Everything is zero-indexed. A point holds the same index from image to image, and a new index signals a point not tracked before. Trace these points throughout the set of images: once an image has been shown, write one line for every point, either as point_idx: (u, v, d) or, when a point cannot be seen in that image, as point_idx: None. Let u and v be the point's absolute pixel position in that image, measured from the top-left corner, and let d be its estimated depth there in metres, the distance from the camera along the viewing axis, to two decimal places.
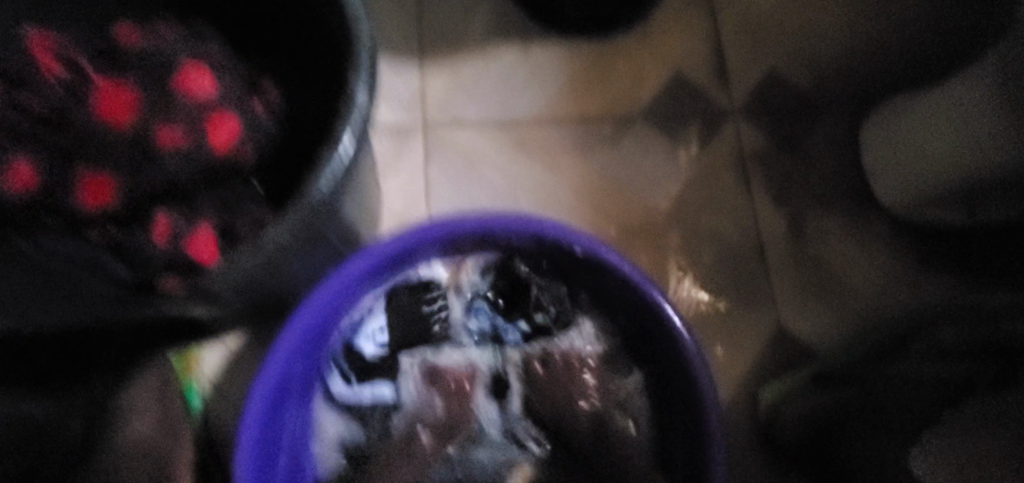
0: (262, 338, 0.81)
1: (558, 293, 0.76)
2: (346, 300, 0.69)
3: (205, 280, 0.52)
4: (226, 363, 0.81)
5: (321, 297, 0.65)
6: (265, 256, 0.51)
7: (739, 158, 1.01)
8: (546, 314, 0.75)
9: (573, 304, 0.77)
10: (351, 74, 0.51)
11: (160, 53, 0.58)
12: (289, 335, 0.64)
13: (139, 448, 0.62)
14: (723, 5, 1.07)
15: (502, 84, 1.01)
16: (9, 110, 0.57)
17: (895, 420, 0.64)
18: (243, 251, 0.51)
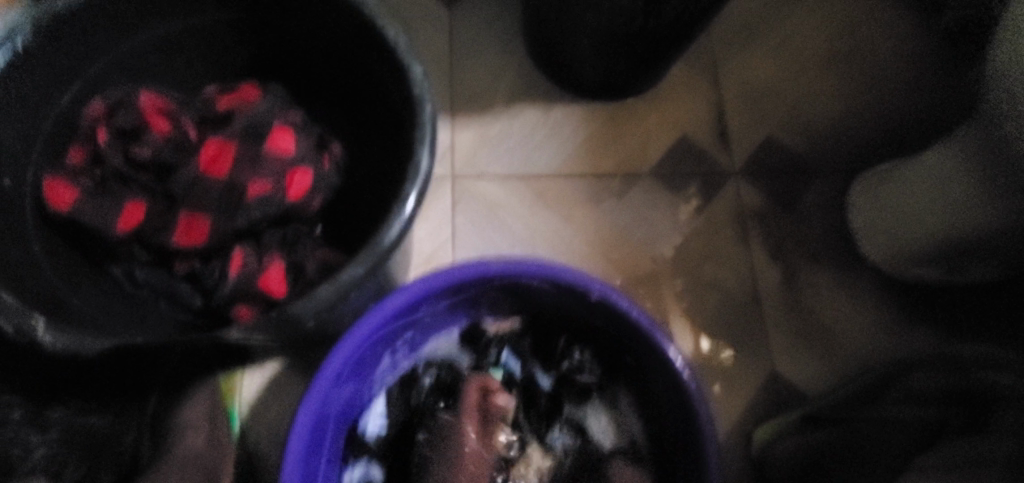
0: (303, 366, 0.88)
1: (579, 348, 0.85)
2: (383, 332, 0.77)
3: (281, 311, 0.56)
4: (265, 388, 0.88)
5: (362, 329, 0.72)
6: (335, 294, 0.56)
7: (740, 215, 1.10)
8: (575, 361, 0.85)
9: (594, 356, 0.85)
10: (415, 143, 0.58)
11: (255, 116, 0.64)
12: (332, 361, 0.71)
13: (190, 458, 0.66)
14: (726, 78, 1.18)
15: (524, 142, 1.12)
16: (118, 155, 0.63)
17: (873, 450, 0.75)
18: (321, 283, 0.56)
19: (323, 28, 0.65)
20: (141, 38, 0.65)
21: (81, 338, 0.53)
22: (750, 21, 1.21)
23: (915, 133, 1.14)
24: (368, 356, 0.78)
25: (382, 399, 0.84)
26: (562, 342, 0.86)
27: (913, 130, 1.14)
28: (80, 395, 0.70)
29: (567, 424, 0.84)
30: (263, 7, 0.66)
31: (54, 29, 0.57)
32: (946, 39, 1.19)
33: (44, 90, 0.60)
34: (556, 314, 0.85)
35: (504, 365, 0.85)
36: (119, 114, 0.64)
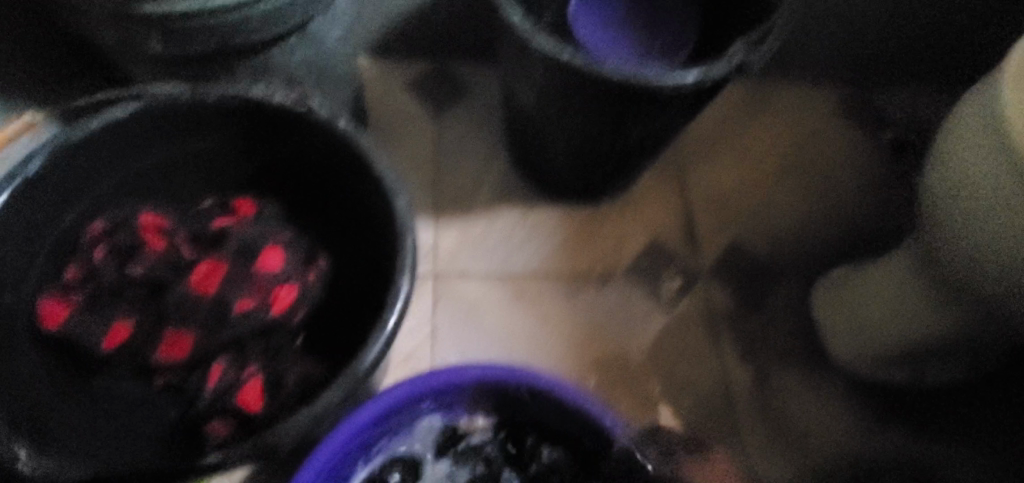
0: (275, 472, 0.87)
1: (550, 449, 0.85)
2: (357, 442, 0.77)
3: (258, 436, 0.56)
4: None
5: (336, 439, 0.73)
6: (313, 416, 0.58)
7: (709, 316, 1.15)
8: (542, 464, 0.85)
9: (567, 455, 0.84)
10: (399, 267, 0.61)
11: (246, 238, 0.67)
12: (303, 474, 0.72)
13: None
14: (693, 185, 1.27)
15: (504, 242, 1.17)
16: (112, 272, 0.65)
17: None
18: (298, 410, 0.57)
19: (317, 154, 0.71)
20: (144, 163, 0.69)
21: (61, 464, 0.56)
22: (713, 134, 1.32)
23: (868, 240, 1.23)
24: (342, 465, 0.78)
25: None
26: (530, 442, 0.85)
27: (865, 237, 1.23)
28: None
29: None
30: (260, 135, 0.71)
31: (66, 158, 0.62)
32: (890, 154, 1.31)
33: (51, 209, 0.65)
34: (529, 418, 0.85)
35: (467, 467, 0.85)
36: (118, 233, 0.68)
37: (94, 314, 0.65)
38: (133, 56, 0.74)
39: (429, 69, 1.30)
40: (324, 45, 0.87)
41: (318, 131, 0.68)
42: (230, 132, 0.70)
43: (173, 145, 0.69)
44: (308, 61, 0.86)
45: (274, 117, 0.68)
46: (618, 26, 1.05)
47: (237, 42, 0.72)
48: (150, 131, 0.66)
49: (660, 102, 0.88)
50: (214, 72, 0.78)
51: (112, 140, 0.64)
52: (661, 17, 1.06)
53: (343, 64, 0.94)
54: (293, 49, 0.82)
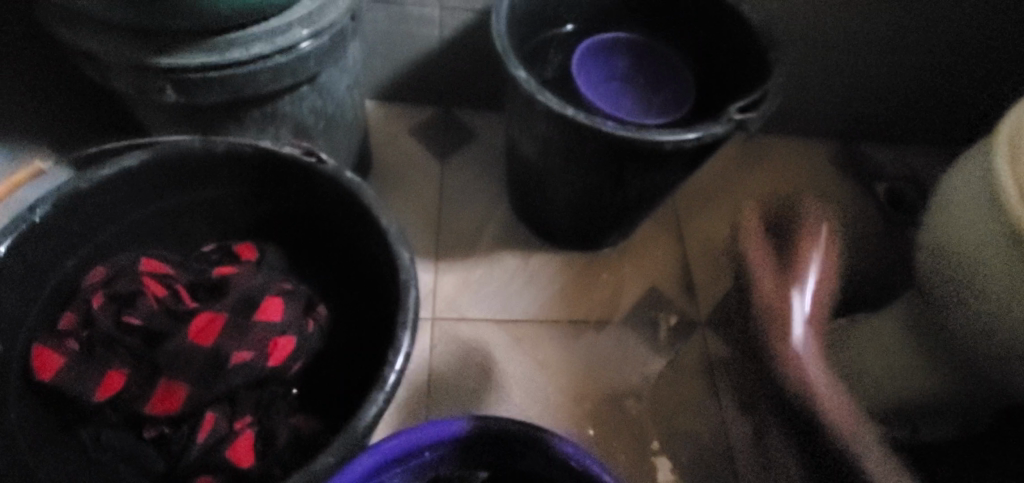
0: None
1: None
2: None
3: None
4: None
5: None
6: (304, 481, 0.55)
7: (708, 368, 1.14)
8: None
9: None
10: (400, 324, 0.60)
11: (248, 289, 0.66)
12: None
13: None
14: (690, 235, 1.29)
15: (503, 288, 1.17)
16: (109, 320, 0.62)
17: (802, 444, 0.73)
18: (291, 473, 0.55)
19: (323, 204, 0.72)
20: (152, 210, 0.70)
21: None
22: (710, 186, 1.35)
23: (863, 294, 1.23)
24: None
25: None
26: None
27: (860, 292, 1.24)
28: None
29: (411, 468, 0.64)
30: (270, 185, 0.72)
31: (72, 207, 0.62)
32: (884, 210, 1.32)
33: (52, 257, 0.63)
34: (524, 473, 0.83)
35: None
36: (118, 280, 0.65)
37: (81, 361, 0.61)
38: (148, 103, 0.76)
39: (434, 114, 1.33)
40: (333, 95, 0.89)
41: (325, 184, 0.69)
42: (238, 181, 0.71)
43: (180, 192, 0.70)
44: (317, 111, 0.88)
45: (285, 169, 0.69)
46: (620, 81, 1.06)
47: (249, 93, 0.75)
48: (158, 180, 0.67)
49: (660, 158, 0.90)
50: (225, 120, 0.79)
51: (118, 190, 0.65)
52: (663, 70, 1.08)
53: (350, 112, 0.97)
54: (303, 99, 0.84)
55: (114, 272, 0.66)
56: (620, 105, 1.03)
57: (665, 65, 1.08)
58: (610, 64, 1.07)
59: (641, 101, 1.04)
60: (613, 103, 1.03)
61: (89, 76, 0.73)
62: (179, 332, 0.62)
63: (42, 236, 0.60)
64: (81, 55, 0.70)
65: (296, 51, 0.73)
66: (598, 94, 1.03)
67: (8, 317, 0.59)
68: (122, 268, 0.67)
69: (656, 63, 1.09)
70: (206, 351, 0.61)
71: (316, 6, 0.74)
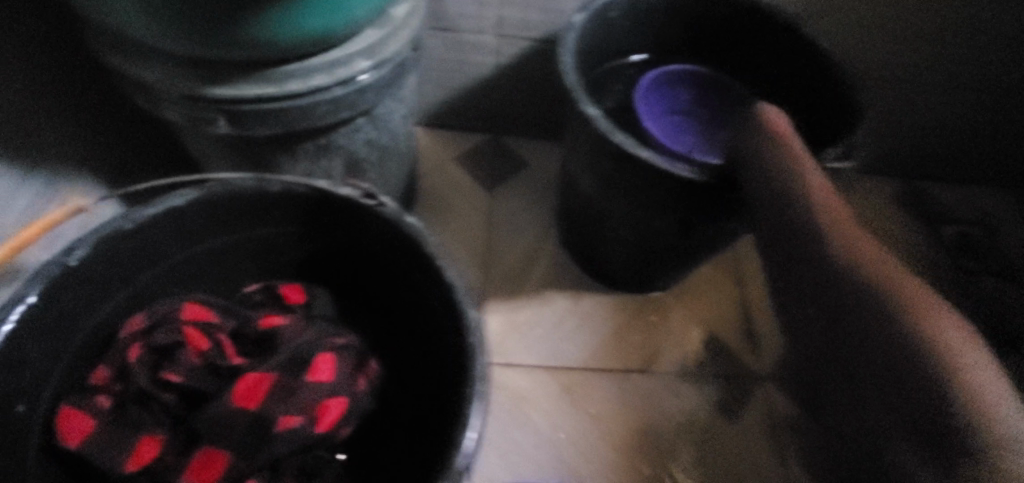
0: None
1: None
2: None
3: None
4: None
5: None
6: None
7: (771, 429, 1.04)
8: None
9: None
10: (467, 397, 0.53)
11: (297, 344, 0.60)
12: None
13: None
14: (751, 278, 1.19)
15: (553, 331, 1.10)
16: (144, 375, 0.57)
17: (893, 416, 0.56)
18: None
19: (381, 249, 0.65)
20: (198, 250, 0.64)
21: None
22: None
23: None
24: None
25: None
26: None
27: None
28: None
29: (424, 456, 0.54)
30: (324, 226, 0.66)
31: (114, 250, 0.56)
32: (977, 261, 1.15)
33: (86, 306, 0.57)
34: None
35: None
36: (157, 331, 0.59)
37: (113, 420, 0.55)
38: (198, 134, 0.72)
39: (480, 142, 1.27)
40: (388, 126, 0.84)
41: (383, 228, 0.63)
42: (287, 221, 0.66)
43: (230, 233, 0.65)
44: (371, 142, 0.83)
45: (341, 210, 0.63)
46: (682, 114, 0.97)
47: (304, 126, 0.69)
48: (202, 219, 0.61)
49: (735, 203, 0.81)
50: (276, 153, 0.75)
51: (163, 230, 0.59)
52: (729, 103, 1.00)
53: (403, 142, 0.91)
54: (358, 130, 0.79)
55: (150, 320, 0.60)
56: (684, 139, 0.94)
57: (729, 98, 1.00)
58: (670, 96, 0.99)
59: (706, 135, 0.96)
60: (676, 137, 0.94)
61: (136, 104, 0.69)
62: (221, 392, 0.56)
63: (80, 282, 0.55)
64: (130, 83, 0.66)
65: (356, 82, 0.68)
66: (659, 127, 0.94)
67: (36, 373, 0.54)
68: (160, 315, 0.60)
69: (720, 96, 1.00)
70: (248, 416, 0.55)
71: (379, 35, 0.69)
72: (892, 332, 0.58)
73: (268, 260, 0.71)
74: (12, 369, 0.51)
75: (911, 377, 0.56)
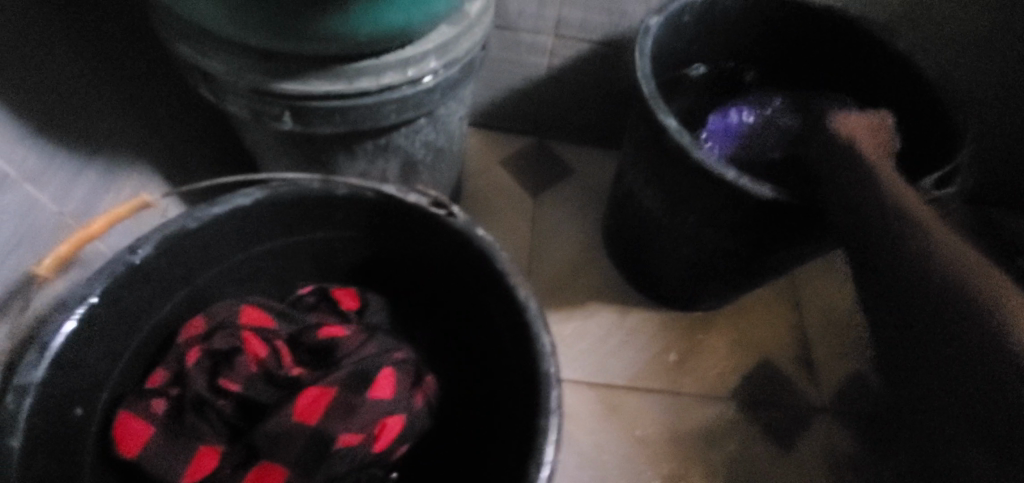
0: None
1: None
2: None
3: None
4: None
5: None
6: None
7: (828, 467, 0.97)
8: None
9: None
10: (541, 429, 0.49)
11: (359, 357, 0.57)
12: None
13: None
14: (809, 301, 1.13)
15: (599, 346, 1.05)
16: (202, 381, 0.54)
17: (953, 420, 0.49)
18: None
19: (448, 261, 0.62)
20: (257, 252, 0.62)
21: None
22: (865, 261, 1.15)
23: None
24: None
25: None
26: None
27: None
28: None
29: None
30: (386, 231, 0.63)
31: (176, 248, 0.54)
32: None
33: (145, 305, 0.55)
34: None
35: None
36: (216, 335, 0.57)
37: (169, 426, 0.53)
38: (257, 127, 0.69)
39: (529, 145, 1.23)
40: (446, 128, 0.80)
41: (451, 239, 0.59)
42: (349, 224, 0.63)
43: (290, 234, 0.62)
44: (429, 144, 0.79)
45: (407, 216, 0.60)
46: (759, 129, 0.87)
47: (368, 126, 0.66)
48: (264, 219, 0.59)
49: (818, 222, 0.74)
50: (334, 150, 0.71)
51: (227, 230, 0.57)
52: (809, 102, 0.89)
53: (458, 144, 0.88)
54: (418, 132, 0.75)
55: (209, 323, 0.58)
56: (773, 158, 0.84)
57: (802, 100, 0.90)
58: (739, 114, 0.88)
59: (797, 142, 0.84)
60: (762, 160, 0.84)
61: (200, 94, 0.66)
62: (280, 405, 0.54)
63: (142, 282, 0.53)
64: (197, 73, 0.63)
65: (425, 82, 0.65)
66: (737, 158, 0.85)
67: (95, 373, 0.52)
68: (218, 319, 0.58)
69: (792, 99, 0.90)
70: (308, 432, 0.52)
71: (453, 34, 0.65)
72: (965, 326, 0.50)
73: (323, 264, 0.68)
74: (72, 369, 0.49)
75: (977, 378, 0.48)
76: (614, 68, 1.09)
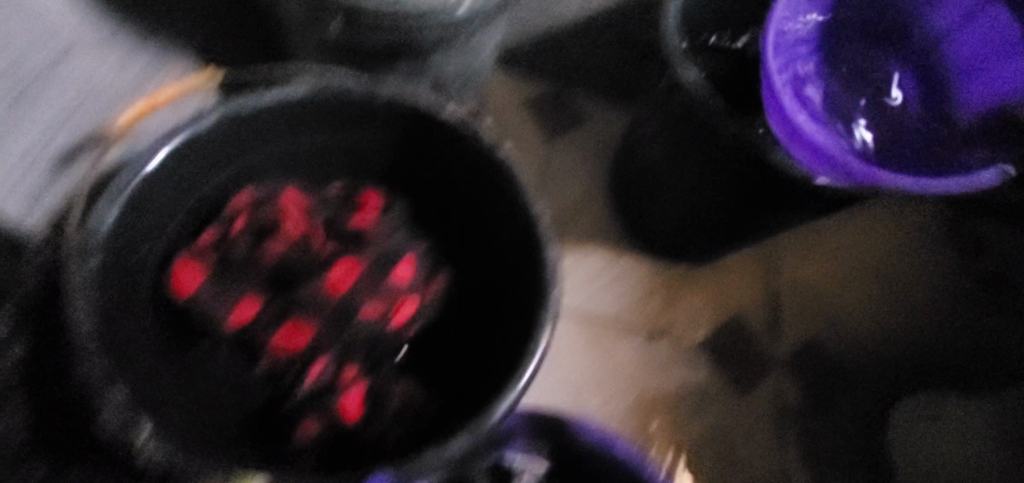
0: None
1: None
2: None
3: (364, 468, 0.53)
4: None
5: None
6: (435, 462, 0.53)
7: (776, 413, 1.07)
8: None
9: None
10: (539, 320, 0.57)
11: (388, 246, 0.65)
12: None
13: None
14: (785, 268, 1.16)
15: (589, 282, 1.13)
16: (244, 246, 0.62)
17: None
18: (402, 463, 0.52)
19: (470, 174, 0.67)
20: (296, 143, 0.67)
21: (173, 458, 0.50)
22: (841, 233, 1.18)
23: (970, 374, 1.10)
24: None
25: None
26: None
27: (969, 371, 1.10)
28: None
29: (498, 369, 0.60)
30: (414, 140, 0.68)
31: (234, 125, 0.60)
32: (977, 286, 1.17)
33: (200, 172, 0.61)
34: None
35: None
36: (261, 209, 0.64)
37: (215, 279, 0.61)
38: (304, 29, 0.73)
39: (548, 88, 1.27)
40: (477, 55, 0.84)
41: (475, 151, 0.64)
42: (382, 127, 0.67)
43: (325, 129, 0.67)
44: (459, 68, 0.83)
45: (438, 127, 0.65)
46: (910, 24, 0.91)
47: (410, 40, 0.71)
48: (307, 111, 0.64)
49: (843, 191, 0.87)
50: (373, 61, 0.76)
51: (273, 118, 0.62)
52: (988, 31, 0.82)
53: (485, 74, 0.92)
54: (453, 54, 0.79)
55: (255, 197, 0.64)
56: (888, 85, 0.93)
57: (986, 17, 0.82)
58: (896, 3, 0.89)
59: (934, 79, 0.91)
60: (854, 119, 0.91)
61: None
62: (313, 275, 0.62)
63: (195, 152, 0.59)
64: None
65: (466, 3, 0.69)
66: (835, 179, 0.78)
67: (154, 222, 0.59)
68: (261, 195, 0.65)
69: (970, 17, 0.84)
70: (336, 300, 0.61)
71: None
72: None
73: (339, 161, 0.71)
74: (133, 219, 0.57)
75: None
76: (642, 23, 1.12)
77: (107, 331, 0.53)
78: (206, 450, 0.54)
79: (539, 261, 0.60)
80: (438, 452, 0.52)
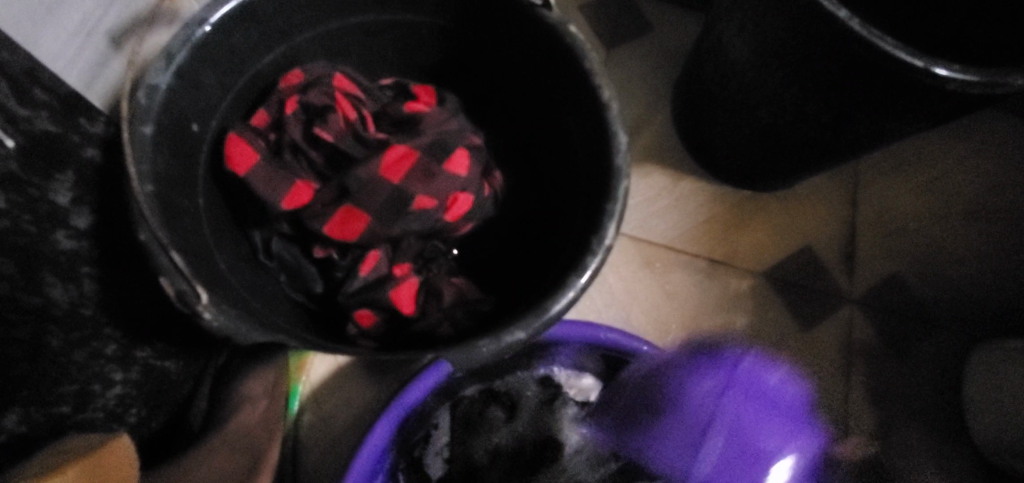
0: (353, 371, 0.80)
1: None
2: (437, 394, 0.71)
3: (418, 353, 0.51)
4: (329, 379, 0.80)
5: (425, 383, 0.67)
6: (493, 353, 0.50)
7: (843, 351, 0.93)
8: None
9: None
10: (605, 214, 0.52)
11: (443, 135, 0.61)
12: (401, 404, 0.67)
13: (241, 436, 0.67)
14: (865, 199, 1.00)
15: (646, 205, 1.00)
16: (298, 129, 0.60)
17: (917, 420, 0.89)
18: (457, 348, 0.50)
19: (531, 60, 0.61)
20: (348, 26, 0.63)
21: (237, 325, 0.49)
22: (923, 158, 1.02)
23: None
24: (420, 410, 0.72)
25: (444, 429, 0.76)
26: None
27: None
28: (158, 341, 0.67)
29: (558, 270, 0.56)
30: (470, 23, 0.63)
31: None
32: None
33: (252, 48, 0.59)
34: None
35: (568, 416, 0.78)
36: (313, 90, 0.61)
37: (270, 161, 0.59)
38: None
39: None
40: None
41: (537, 33, 0.58)
42: (437, 8, 0.62)
43: (378, 9, 0.62)
44: None
45: (497, 6, 0.59)
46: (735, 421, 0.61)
47: None
48: None
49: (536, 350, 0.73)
50: None
51: None
52: (769, 415, 0.61)
53: None
54: None
55: (307, 80, 0.62)
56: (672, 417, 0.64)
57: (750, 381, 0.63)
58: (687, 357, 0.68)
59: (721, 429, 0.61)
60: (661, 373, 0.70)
61: None
62: (367, 161, 0.59)
63: (249, 22, 0.56)
64: None
65: None
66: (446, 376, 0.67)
67: (210, 98, 0.58)
68: (313, 80, 0.62)
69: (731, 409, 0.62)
70: (392, 187, 0.58)
71: None
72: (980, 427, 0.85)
73: (399, 53, 0.69)
74: (190, 90, 0.55)
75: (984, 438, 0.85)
76: None
77: (173, 200, 0.53)
78: (270, 319, 0.54)
79: (604, 154, 0.55)
80: (493, 341, 0.50)
